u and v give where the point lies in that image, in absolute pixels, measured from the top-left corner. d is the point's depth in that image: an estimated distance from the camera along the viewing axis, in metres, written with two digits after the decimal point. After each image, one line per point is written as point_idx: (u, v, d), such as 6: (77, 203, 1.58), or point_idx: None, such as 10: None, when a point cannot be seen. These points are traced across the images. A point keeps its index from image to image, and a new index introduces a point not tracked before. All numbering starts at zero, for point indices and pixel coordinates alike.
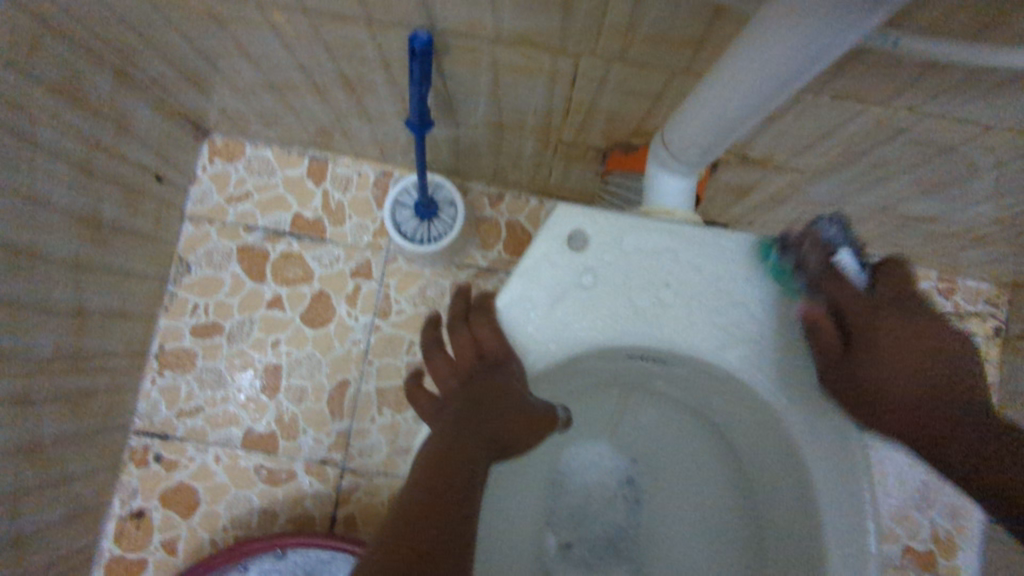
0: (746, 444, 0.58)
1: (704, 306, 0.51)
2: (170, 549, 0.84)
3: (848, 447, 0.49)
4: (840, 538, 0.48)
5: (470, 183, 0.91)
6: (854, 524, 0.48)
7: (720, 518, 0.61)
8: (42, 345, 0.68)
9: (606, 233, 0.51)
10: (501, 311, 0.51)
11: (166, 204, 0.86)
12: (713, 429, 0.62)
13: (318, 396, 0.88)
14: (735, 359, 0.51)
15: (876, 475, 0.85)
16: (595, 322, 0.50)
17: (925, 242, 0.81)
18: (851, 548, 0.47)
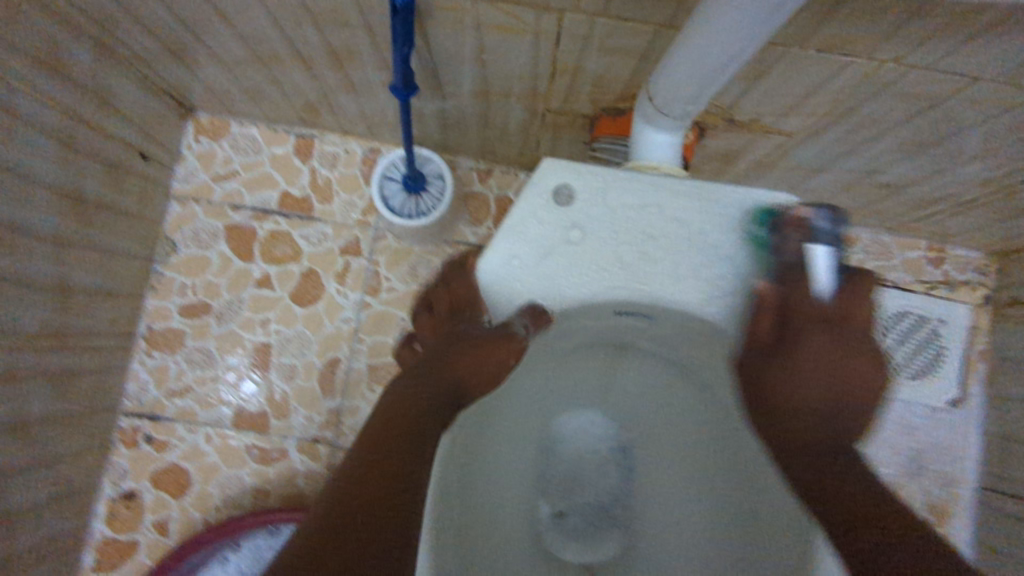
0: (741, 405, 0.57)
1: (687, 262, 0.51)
2: (162, 530, 0.84)
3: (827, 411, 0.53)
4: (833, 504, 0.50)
5: (459, 158, 0.90)
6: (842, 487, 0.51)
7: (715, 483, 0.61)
8: (25, 323, 0.67)
9: (593, 188, 0.50)
10: (483, 273, 0.51)
11: (151, 182, 0.85)
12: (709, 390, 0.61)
13: (308, 374, 0.87)
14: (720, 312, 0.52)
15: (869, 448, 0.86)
16: (578, 278, 0.51)
17: (913, 209, 0.81)
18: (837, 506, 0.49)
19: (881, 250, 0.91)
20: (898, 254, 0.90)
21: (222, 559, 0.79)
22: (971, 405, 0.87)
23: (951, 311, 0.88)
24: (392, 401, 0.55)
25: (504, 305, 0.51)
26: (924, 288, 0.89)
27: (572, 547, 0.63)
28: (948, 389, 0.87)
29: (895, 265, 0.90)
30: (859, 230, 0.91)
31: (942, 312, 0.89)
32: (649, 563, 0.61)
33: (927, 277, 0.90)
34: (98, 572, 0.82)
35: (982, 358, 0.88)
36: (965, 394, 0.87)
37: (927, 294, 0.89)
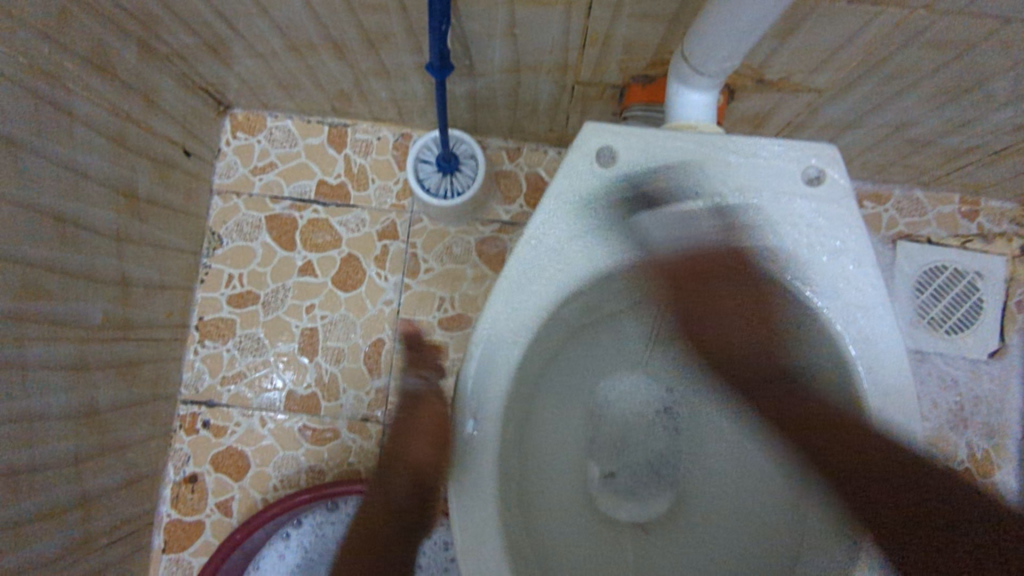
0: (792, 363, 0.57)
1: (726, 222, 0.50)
2: (225, 511, 0.87)
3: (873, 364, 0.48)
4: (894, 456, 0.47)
5: (488, 139, 0.92)
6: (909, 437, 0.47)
7: (768, 448, 0.61)
8: (91, 314, 0.71)
9: (636, 146, 0.51)
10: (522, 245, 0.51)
11: (195, 177, 0.88)
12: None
13: (354, 356, 0.90)
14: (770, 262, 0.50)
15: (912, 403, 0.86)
16: (616, 244, 0.50)
17: (945, 162, 0.82)
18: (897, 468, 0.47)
19: (914, 206, 0.91)
20: (932, 209, 0.90)
21: (282, 534, 0.83)
22: (1011, 355, 0.87)
23: (988, 263, 0.88)
24: (376, 501, 0.58)
25: (541, 277, 0.49)
26: (959, 242, 0.89)
27: (624, 503, 0.65)
28: (987, 340, 0.87)
29: (929, 220, 0.90)
30: (891, 187, 0.91)
31: (979, 265, 0.88)
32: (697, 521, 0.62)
33: (962, 231, 0.90)
34: (167, 552, 0.86)
35: (1021, 308, 0.87)
36: (1005, 346, 0.87)
37: (962, 248, 0.89)
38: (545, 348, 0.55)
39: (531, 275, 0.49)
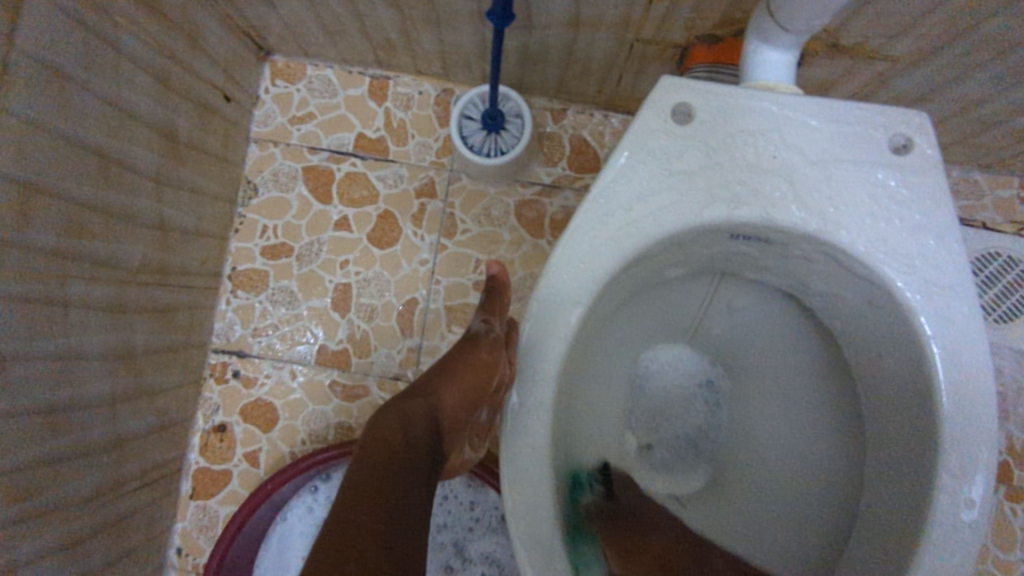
0: (853, 345, 0.56)
1: (799, 188, 0.47)
2: (253, 462, 0.88)
3: (949, 341, 0.45)
4: (954, 438, 0.45)
5: (534, 98, 0.89)
6: (980, 421, 0.45)
7: (816, 437, 0.60)
8: (130, 257, 0.70)
9: (714, 105, 0.48)
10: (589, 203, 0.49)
11: (233, 123, 0.86)
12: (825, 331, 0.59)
13: (387, 314, 0.89)
14: (847, 235, 0.46)
15: None
16: (681, 207, 0.47)
17: (1011, 145, 0.78)
18: (960, 452, 0.45)
19: (971, 189, 0.87)
20: (989, 193, 0.87)
21: (311, 488, 0.83)
22: None
23: None
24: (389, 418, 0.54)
25: (604, 237, 0.48)
26: (1016, 228, 0.86)
27: (661, 476, 0.67)
28: None
29: (986, 204, 0.87)
30: (948, 168, 0.87)
31: None
32: (740, 507, 0.62)
33: (1020, 217, 0.86)
34: (195, 499, 0.87)
35: None
36: None
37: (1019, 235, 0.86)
38: (598, 315, 0.54)
39: (593, 236, 0.48)
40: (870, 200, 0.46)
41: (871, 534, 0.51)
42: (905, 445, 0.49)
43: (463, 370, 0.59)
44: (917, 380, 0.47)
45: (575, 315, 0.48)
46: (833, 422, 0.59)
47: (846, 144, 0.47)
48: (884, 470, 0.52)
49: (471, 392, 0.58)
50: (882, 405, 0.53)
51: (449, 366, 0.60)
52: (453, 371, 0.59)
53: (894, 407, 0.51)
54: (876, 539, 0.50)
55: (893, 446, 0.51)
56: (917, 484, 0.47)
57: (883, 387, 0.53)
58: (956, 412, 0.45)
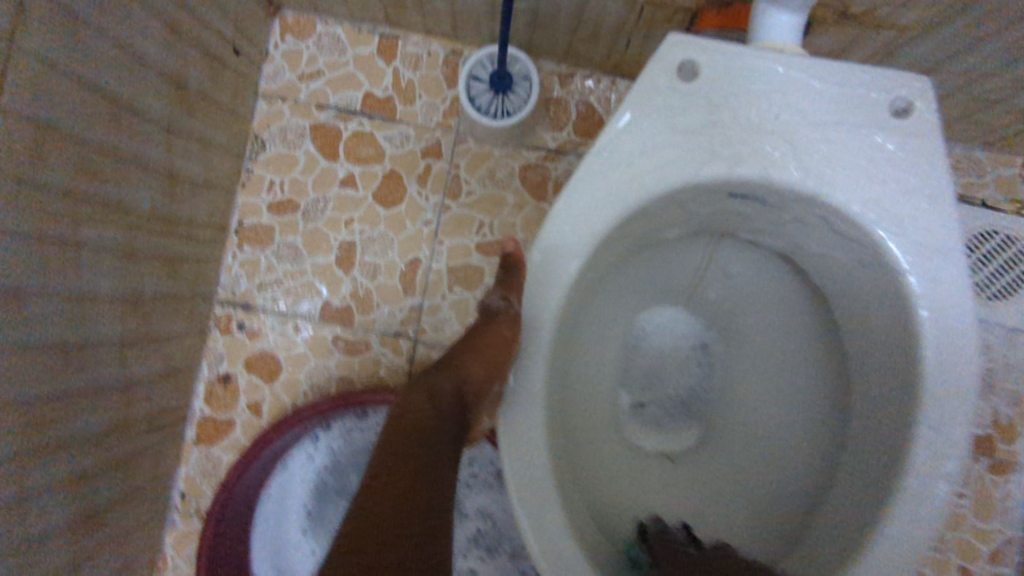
0: (845, 308, 0.57)
1: (797, 148, 0.48)
2: (256, 411, 0.90)
3: (937, 301, 0.47)
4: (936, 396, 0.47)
5: (542, 62, 0.89)
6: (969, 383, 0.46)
7: (804, 401, 0.62)
8: (139, 205, 0.71)
9: (720, 62, 0.48)
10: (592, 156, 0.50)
11: (242, 77, 0.87)
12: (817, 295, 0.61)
13: (390, 273, 0.90)
14: (841, 193, 0.47)
15: None
16: (681, 162, 0.49)
17: (1015, 122, 0.79)
18: (940, 408, 0.47)
19: (974, 166, 0.88)
20: (991, 171, 0.87)
21: (312, 438, 0.85)
22: None
23: None
24: (415, 398, 0.56)
25: (605, 190, 0.49)
26: (1015, 207, 0.87)
27: (651, 432, 0.69)
28: None
29: (987, 182, 0.87)
30: (952, 144, 0.88)
31: None
32: (730, 464, 0.65)
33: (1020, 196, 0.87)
34: (199, 446, 0.90)
35: None
36: None
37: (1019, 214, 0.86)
38: (596, 270, 0.55)
39: (594, 188, 0.49)
40: (869, 162, 0.47)
41: (851, 486, 0.54)
42: (889, 403, 0.51)
43: (486, 345, 0.55)
44: (903, 339, 0.49)
45: (574, 266, 0.49)
46: (821, 387, 0.61)
47: (848, 106, 0.48)
48: (869, 430, 0.54)
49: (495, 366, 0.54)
50: (871, 363, 0.55)
51: (474, 341, 0.58)
52: (479, 345, 0.56)
53: (881, 365, 0.53)
54: (856, 493, 0.52)
55: (878, 404, 0.53)
56: (898, 443, 0.49)
57: (871, 347, 0.54)
58: (938, 370, 0.47)
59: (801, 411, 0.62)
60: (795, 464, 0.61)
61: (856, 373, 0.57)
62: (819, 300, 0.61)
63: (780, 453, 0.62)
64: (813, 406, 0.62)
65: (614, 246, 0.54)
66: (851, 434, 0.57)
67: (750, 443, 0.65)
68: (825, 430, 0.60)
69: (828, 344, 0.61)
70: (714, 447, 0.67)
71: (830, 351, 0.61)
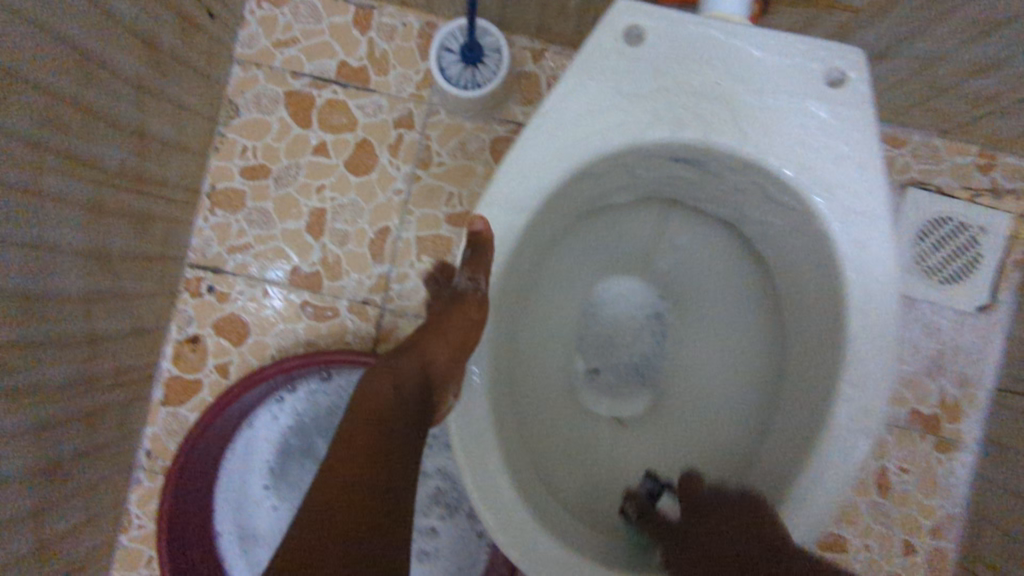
0: (785, 274, 0.60)
1: (737, 113, 0.50)
2: (223, 373, 0.91)
3: (863, 267, 0.49)
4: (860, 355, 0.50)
5: (515, 37, 0.91)
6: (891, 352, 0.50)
7: (746, 368, 0.65)
8: (107, 159, 0.72)
9: (664, 29, 0.50)
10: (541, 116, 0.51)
11: (217, 41, 0.88)
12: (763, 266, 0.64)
13: (360, 240, 0.92)
14: (774, 157, 0.50)
15: None
16: (625, 125, 0.50)
17: (968, 109, 0.81)
18: (864, 369, 0.50)
19: (931, 153, 0.90)
20: (947, 159, 0.90)
21: (277, 399, 0.87)
22: (999, 311, 0.89)
23: (992, 219, 0.88)
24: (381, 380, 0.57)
25: (551, 149, 0.50)
26: (968, 194, 0.89)
27: (603, 398, 0.71)
28: (978, 292, 0.88)
29: (943, 169, 0.90)
30: (911, 132, 0.90)
31: (983, 219, 0.88)
32: (677, 428, 0.67)
33: (973, 184, 0.89)
34: (166, 405, 0.91)
35: (1016, 267, 0.88)
36: (994, 302, 0.88)
37: (970, 201, 0.89)
38: (544, 231, 0.57)
39: (542, 147, 0.50)
40: (803, 129, 0.50)
41: (781, 444, 0.57)
42: (818, 365, 0.55)
43: (452, 330, 0.57)
44: (833, 301, 0.52)
45: (520, 222, 0.51)
46: (764, 355, 0.64)
47: (784, 74, 0.50)
48: (802, 392, 0.57)
49: (457, 352, 0.56)
50: (805, 329, 0.57)
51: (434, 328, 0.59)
52: (443, 329, 0.58)
53: (815, 329, 0.56)
54: (788, 449, 0.55)
55: (812, 367, 0.56)
56: (823, 404, 0.52)
57: (806, 311, 0.57)
58: (863, 334, 0.50)
59: (745, 377, 0.65)
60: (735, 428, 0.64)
61: (792, 337, 0.60)
62: (763, 271, 0.64)
63: (723, 418, 0.65)
64: (754, 372, 0.64)
65: (563, 206, 0.56)
66: (785, 397, 0.60)
67: (697, 408, 0.67)
68: (765, 396, 0.63)
69: (771, 314, 0.64)
70: (663, 412, 0.70)
71: (773, 320, 0.64)
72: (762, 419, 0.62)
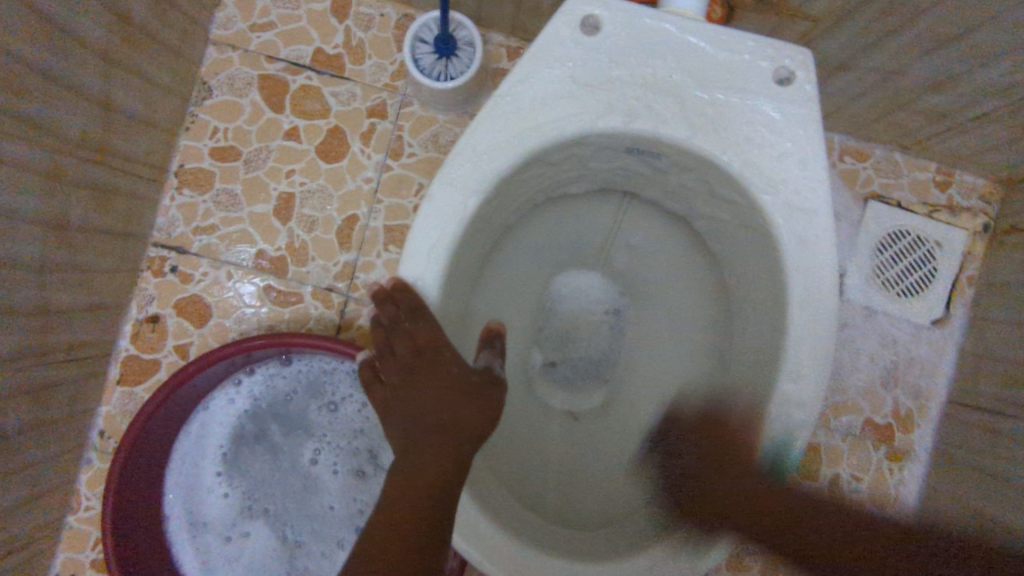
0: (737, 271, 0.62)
1: (686, 108, 0.53)
2: (182, 354, 0.90)
3: (795, 267, 0.53)
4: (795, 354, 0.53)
5: (490, 33, 0.92)
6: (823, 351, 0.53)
7: (697, 363, 0.67)
8: (70, 128, 0.72)
9: (618, 19, 0.52)
10: (497, 99, 0.53)
11: (191, 20, 0.88)
12: (716, 267, 0.67)
13: (327, 227, 0.92)
14: (717, 149, 0.53)
15: (849, 338, 0.91)
16: (578, 113, 0.53)
17: (927, 124, 0.83)
18: (788, 367, 0.53)
19: (892, 168, 0.92)
20: (907, 174, 0.92)
21: (235, 382, 0.88)
22: (954, 325, 0.90)
23: (949, 234, 0.90)
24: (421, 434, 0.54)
25: (504, 133, 0.52)
26: (927, 210, 0.91)
27: (559, 391, 0.71)
28: (933, 306, 0.90)
29: (902, 184, 0.92)
30: (873, 146, 0.92)
31: (940, 235, 0.90)
32: (625, 420, 0.69)
33: (932, 200, 0.91)
34: (122, 384, 0.90)
35: (971, 283, 0.90)
36: (948, 316, 0.90)
37: (928, 216, 0.91)
38: (499, 215, 0.59)
39: (497, 130, 0.52)
40: (748, 126, 0.53)
41: (724, 440, 0.59)
42: (764, 362, 0.57)
43: (442, 386, 0.55)
44: (776, 292, 0.55)
45: (472, 202, 0.52)
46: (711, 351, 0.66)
47: (733, 71, 0.53)
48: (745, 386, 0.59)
49: (453, 413, 0.54)
50: (753, 327, 0.60)
51: (414, 384, 0.56)
52: (431, 388, 0.55)
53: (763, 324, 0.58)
54: (722, 449, 0.58)
55: (759, 363, 0.58)
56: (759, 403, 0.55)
57: (751, 303, 0.60)
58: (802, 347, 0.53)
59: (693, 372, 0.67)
60: (680, 423, 0.66)
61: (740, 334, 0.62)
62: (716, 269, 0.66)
63: (669, 412, 0.67)
64: (702, 369, 0.66)
65: (519, 190, 0.58)
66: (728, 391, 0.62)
67: (647, 402, 0.69)
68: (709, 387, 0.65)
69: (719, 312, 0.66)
70: (616, 406, 0.71)
71: (722, 319, 0.66)
72: (705, 412, 0.64)
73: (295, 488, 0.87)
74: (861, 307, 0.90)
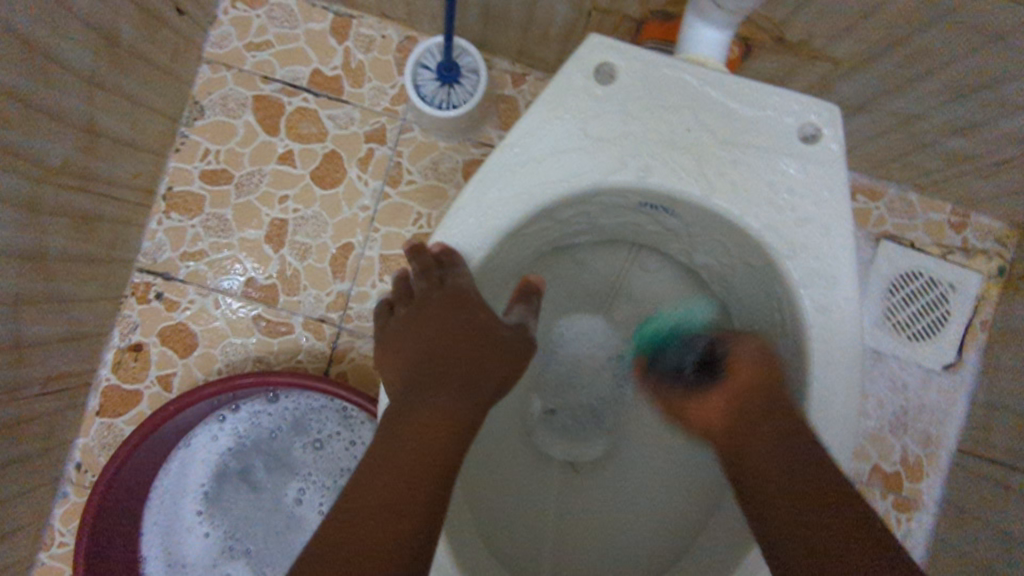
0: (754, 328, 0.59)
1: (703, 163, 0.50)
2: (165, 385, 0.86)
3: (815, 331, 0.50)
4: (822, 422, 0.49)
5: (496, 59, 0.89)
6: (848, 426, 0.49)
7: None
8: (52, 155, 0.68)
9: (634, 68, 0.50)
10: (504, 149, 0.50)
11: (183, 38, 0.84)
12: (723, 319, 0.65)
13: (320, 256, 0.88)
14: (738, 205, 0.50)
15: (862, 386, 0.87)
16: (589, 168, 0.50)
17: (944, 165, 0.80)
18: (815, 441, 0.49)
19: (906, 208, 0.90)
20: (921, 215, 0.89)
21: (218, 418, 0.84)
22: (965, 371, 0.88)
23: (963, 279, 0.87)
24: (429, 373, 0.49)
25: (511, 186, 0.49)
26: (940, 252, 0.88)
27: (560, 441, 0.66)
28: (945, 352, 0.87)
29: (916, 225, 0.89)
30: (886, 184, 0.90)
31: (954, 278, 0.88)
32: (629, 477, 0.66)
33: (946, 242, 0.89)
34: (101, 416, 0.86)
35: (984, 328, 0.87)
36: (961, 361, 0.87)
37: (942, 258, 0.88)
38: (503, 266, 0.56)
39: (504, 183, 0.49)
40: (768, 184, 0.50)
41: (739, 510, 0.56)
42: None
43: (459, 327, 0.50)
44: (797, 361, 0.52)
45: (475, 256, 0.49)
46: None
47: (754, 125, 0.50)
48: None
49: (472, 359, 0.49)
50: None
51: (432, 313, 0.50)
52: (444, 330, 0.50)
53: None
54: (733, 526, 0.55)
55: None
56: None
57: None
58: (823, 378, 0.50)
59: None
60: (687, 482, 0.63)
61: None
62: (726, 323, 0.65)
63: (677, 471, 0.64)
64: None
65: (524, 243, 0.55)
66: None
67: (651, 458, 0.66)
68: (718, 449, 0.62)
69: None
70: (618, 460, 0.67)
71: None
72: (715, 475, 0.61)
73: (280, 528, 0.82)
74: (873, 352, 0.87)
